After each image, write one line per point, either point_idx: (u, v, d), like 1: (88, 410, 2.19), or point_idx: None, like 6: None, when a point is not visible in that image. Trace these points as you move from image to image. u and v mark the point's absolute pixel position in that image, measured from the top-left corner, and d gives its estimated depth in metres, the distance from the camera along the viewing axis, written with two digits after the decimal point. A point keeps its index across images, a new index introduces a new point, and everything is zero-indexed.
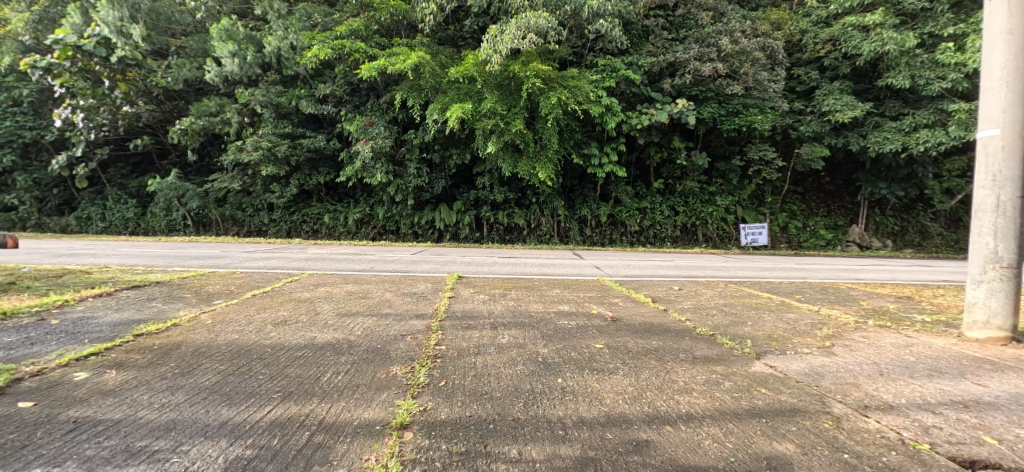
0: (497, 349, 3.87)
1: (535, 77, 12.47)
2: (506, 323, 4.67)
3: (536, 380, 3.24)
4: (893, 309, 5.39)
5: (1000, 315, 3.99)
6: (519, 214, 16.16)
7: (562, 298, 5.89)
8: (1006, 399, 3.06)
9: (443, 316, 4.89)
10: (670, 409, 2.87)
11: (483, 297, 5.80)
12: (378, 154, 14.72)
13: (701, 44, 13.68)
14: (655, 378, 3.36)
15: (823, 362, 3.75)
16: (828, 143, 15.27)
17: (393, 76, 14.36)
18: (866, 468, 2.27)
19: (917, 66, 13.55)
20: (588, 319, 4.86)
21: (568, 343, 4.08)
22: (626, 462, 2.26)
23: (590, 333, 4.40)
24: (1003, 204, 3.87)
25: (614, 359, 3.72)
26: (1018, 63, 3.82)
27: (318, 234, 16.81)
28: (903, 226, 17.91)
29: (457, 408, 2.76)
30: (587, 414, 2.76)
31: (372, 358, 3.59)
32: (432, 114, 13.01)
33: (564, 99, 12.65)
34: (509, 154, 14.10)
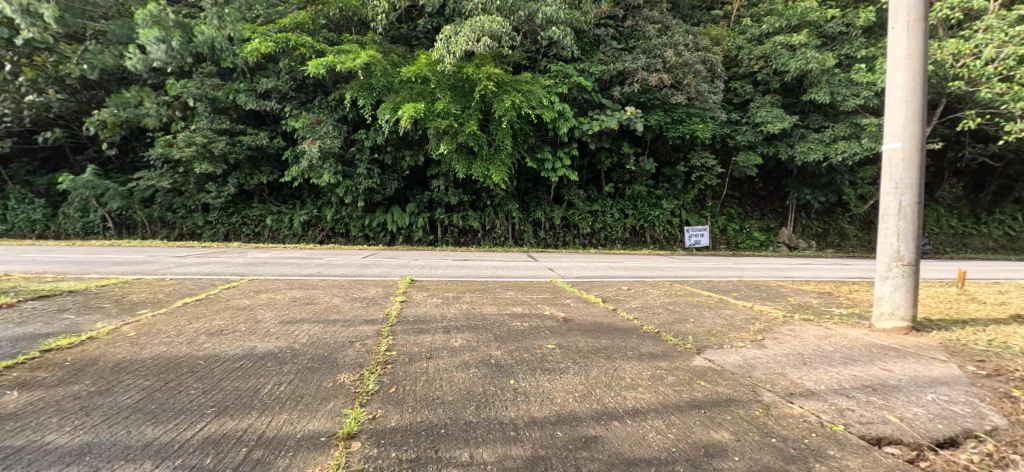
0: (449, 353, 3.94)
1: (488, 80, 12.62)
2: (458, 326, 4.73)
3: (488, 383, 3.34)
4: (817, 304, 5.92)
5: (903, 307, 4.48)
6: (473, 216, 16.22)
7: (514, 299, 6.04)
8: (907, 382, 3.48)
9: (394, 321, 4.88)
10: (618, 404, 3.06)
11: (437, 301, 5.84)
12: (326, 153, 14.33)
13: (648, 54, 14.36)
14: (604, 375, 3.55)
15: (754, 355, 4.09)
16: (761, 152, 16.36)
17: (342, 74, 14.09)
18: (792, 452, 2.55)
19: (835, 83, 14.76)
20: (541, 320, 5.02)
21: (521, 344, 4.22)
22: (576, 458, 2.40)
23: (543, 333, 4.56)
24: (904, 209, 4.35)
25: (565, 358, 3.88)
26: (916, 85, 4.31)
27: (260, 237, 16.21)
28: (825, 228, 19.47)
29: (408, 415, 2.82)
30: (538, 414, 2.89)
31: (318, 366, 3.57)
32: (384, 113, 12.83)
33: (517, 102, 12.84)
34: (463, 156, 14.09)
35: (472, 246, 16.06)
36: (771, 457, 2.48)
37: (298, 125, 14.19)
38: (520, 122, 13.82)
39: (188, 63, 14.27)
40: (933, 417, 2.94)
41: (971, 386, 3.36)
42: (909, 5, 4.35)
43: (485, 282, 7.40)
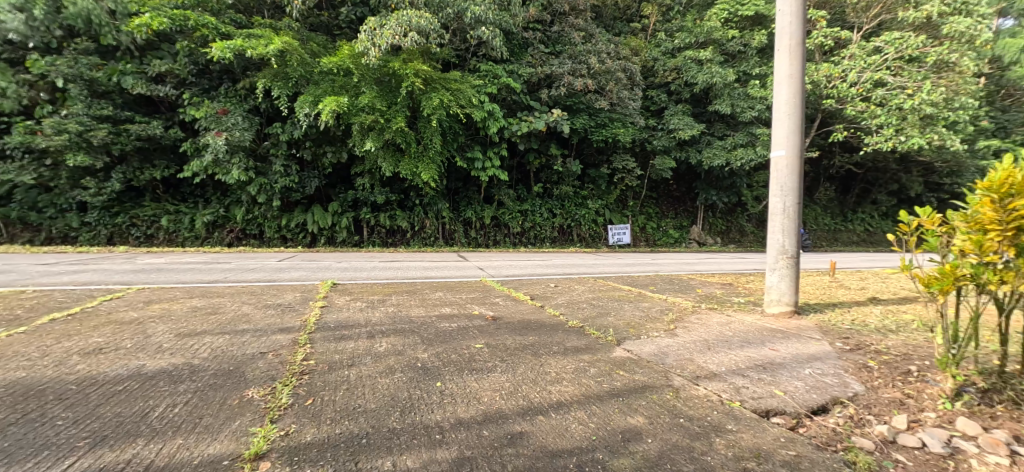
0: (372, 358, 3.92)
1: (416, 76, 12.49)
2: (384, 330, 4.71)
3: (414, 387, 3.36)
4: (720, 294, 6.60)
5: (787, 294, 5.16)
6: (402, 216, 15.92)
7: (443, 300, 6.12)
8: (790, 359, 4.03)
9: (313, 328, 4.75)
10: (543, 399, 3.26)
11: (360, 305, 5.74)
12: (236, 147, 13.41)
13: (573, 60, 14.94)
14: (530, 371, 3.73)
15: (667, 343, 4.51)
16: (675, 156, 17.64)
17: (254, 60, 13.28)
18: (696, 430, 2.92)
19: (736, 97, 16.26)
20: (470, 320, 5.12)
21: (448, 345, 4.28)
22: (502, 456, 2.55)
23: (472, 333, 4.65)
24: (788, 209, 5.01)
25: (492, 357, 4.00)
26: (796, 100, 4.97)
27: (153, 240, 14.57)
28: (728, 226, 21.44)
29: (325, 427, 2.76)
30: (464, 415, 2.98)
31: (223, 382, 3.37)
32: (303, 106, 12.24)
33: (446, 101, 12.85)
34: (390, 154, 13.80)
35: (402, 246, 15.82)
36: (679, 436, 2.83)
37: (199, 115, 12.99)
38: (449, 121, 13.79)
39: (57, 36, 13.09)
40: (809, 388, 3.46)
41: (839, 359, 3.98)
42: (790, 31, 5.01)
43: (413, 283, 7.40)
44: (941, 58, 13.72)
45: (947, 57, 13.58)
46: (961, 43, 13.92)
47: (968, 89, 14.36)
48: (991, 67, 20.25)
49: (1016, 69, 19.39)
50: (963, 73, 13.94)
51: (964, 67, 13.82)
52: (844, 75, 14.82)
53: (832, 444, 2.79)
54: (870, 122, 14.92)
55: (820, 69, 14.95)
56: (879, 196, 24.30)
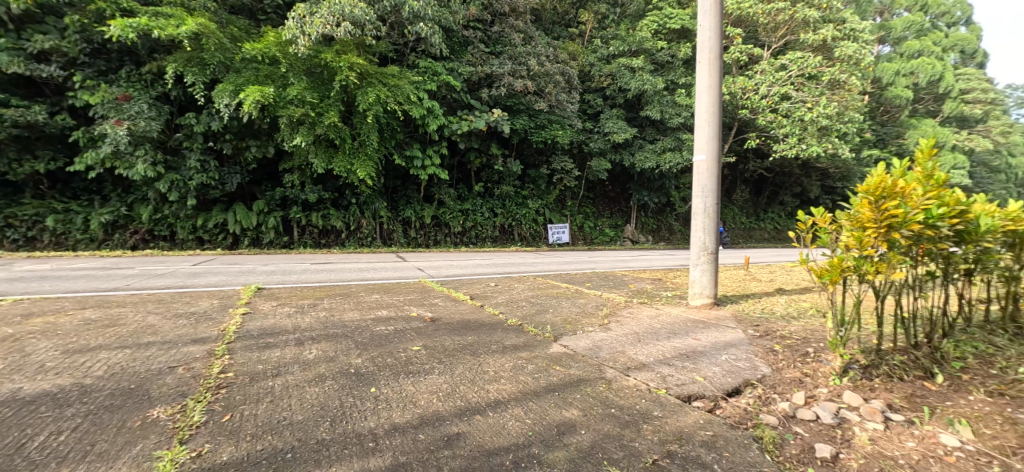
0: (301, 366, 3.68)
1: (350, 70, 12.09)
2: (314, 336, 4.43)
3: (346, 394, 3.23)
4: (651, 288, 7.00)
5: (708, 287, 5.58)
6: (336, 216, 15.34)
7: (380, 302, 6.00)
8: (710, 347, 4.37)
9: (234, 337, 4.32)
10: (481, 398, 3.33)
11: (288, 311, 5.41)
12: (139, 138, 12.28)
13: (514, 60, 15.10)
14: (468, 371, 3.76)
15: (601, 337, 4.74)
16: (610, 158, 18.37)
17: (164, 43, 12.24)
18: (626, 418, 3.11)
19: (665, 104, 17.29)
20: (407, 322, 5.03)
21: (384, 349, 4.13)
22: (438, 458, 2.58)
23: (408, 335, 4.55)
24: (707, 209, 5.42)
25: (430, 359, 3.96)
26: (714, 109, 5.38)
27: (36, 243, 12.63)
28: (659, 225, 22.62)
29: (245, 444, 2.59)
30: (399, 420, 2.95)
31: (121, 403, 3.00)
32: (223, 96, 11.48)
33: (383, 97, 12.59)
34: (323, 150, 13.23)
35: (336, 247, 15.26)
36: (610, 426, 3.01)
37: (93, 101, 11.76)
38: (386, 117, 13.45)
39: None
40: (725, 373, 3.79)
41: (750, 345, 4.37)
42: (710, 45, 5.41)
43: (348, 286, 7.21)
44: (834, 77, 15.43)
45: (840, 77, 15.23)
46: (849, 65, 15.66)
47: (854, 105, 16.32)
48: (873, 86, 22.99)
49: (892, 88, 22.08)
50: (850, 91, 15.78)
51: (852, 85, 15.64)
52: (756, 87, 16.15)
53: (743, 422, 3.10)
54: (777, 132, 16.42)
55: (736, 82, 16.22)
56: (786, 197, 26.70)
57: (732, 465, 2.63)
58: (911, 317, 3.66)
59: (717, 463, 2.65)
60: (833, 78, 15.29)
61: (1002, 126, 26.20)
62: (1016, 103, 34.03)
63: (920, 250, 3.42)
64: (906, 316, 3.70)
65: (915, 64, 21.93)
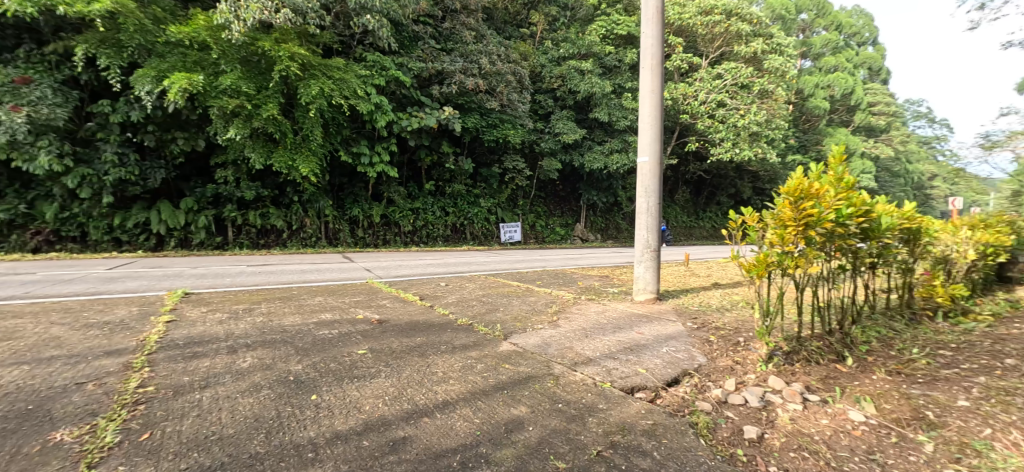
0: (233, 376, 3.49)
1: (291, 60, 11.49)
2: (249, 343, 4.21)
3: (283, 403, 3.10)
4: (599, 285, 7.18)
5: (650, 282, 5.80)
6: (276, 214, 14.53)
7: (324, 305, 5.78)
8: (654, 340, 4.54)
9: (155, 347, 4.02)
10: (429, 400, 3.29)
11: (220, 317, 5.10)
12: (40, 127, 10.94)
13: (465, 58, 15.05)
14: (416, 373, 3.70)
15: (550, 334, 4.80)
16: (561, 159, 18.68)
17: (73, 20, 11.02)
18: (572, 413, 3.17)
19: (613, 106, 17.84)
20: (353, 325, 4.88)
21: (327, 354, 4.00)
22: (384, 463, 2.53)
23: (354, 339, 4.42)
24: (649, 208, 5.63)
25: (376, 362, 3.87)
26: (656, 112, 5.60)
27: None
28: (607, 223, 23.28)
29: (168, 463, 2.42)
30: (342, 427, 2.86)
31: (16, 427, 2.70)
32: (142, 82, 10.57)
33: (328, 90, 12.09)
34: (260, 144, 12.50)
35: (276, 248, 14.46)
36: (557, 421, 3.06)
37: None
38: (331, 111, 12.93)
39: None
40: (665, 364, 3.95)
41: (689, 337, 4.59)
42: (651, 52, 5.62)
43: (288, 289, 6.90)
44: (762, 87, 16.66)
45: (768, 87, 16.56)
46: (776, 77, 16.98)
47: (780, 114, 17.65)
48: (797, 98, 24.30)
49: (812, 99, 23.65)
50: (777, 101, 17.08)
51: (778, 95, 16.93)
52: (695, 94, 16.94)
53: (681, 410, 3.25)
54: (713, 136, 17.33)
55: (677, 88, 16.83)
56: (723, 197, 28.26)
57: (671, 452, 2.76)
58: (827, 306, 3.99)
59: (656, 451, 2.76)
60: (762, 88, 16.44)
61: (902, 135, 29.25)
62: (913, 115, 37.93)
63: (834, 245, 3.68)
64: (822, 304, 4.05)
65: (832, 78, 24.11)
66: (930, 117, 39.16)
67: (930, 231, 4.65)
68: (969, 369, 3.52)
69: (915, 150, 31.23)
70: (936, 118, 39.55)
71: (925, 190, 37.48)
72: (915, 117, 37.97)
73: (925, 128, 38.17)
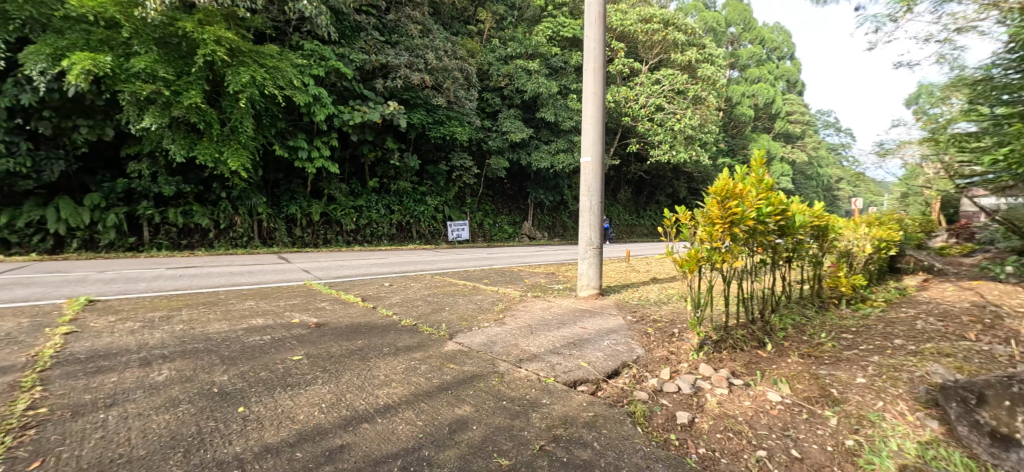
0: (146, 391, 3.22)
1: (218, 45, 10.61)
2: (167, 354, 3.90)
3: (205, 418, 2.90)
4: (544, 282, 7.28)
5: (593, 279, 5.95)
6: (200, 212, 13.11)
7: (255, 310, 5.45)
8: (596, 334, 4.67)
9: (50, 363, 3.63)
10: (369, 405, 3.19)
11: (134, 326, 4.70)
12: None
13: (411, 52, 14.78)
14: (355, 378, 3.58)
15: (496, 332, 4.81)
16: (508, 157, 18.77)
17: None
18: (516, 409, 3.19)
19: (559, 107, 18.14)
20: (288, 330, 4.65)
21: (258, 362, 3.78)
22: None
23: (289, 344, 4.22)
24: (592, 206, 5.76)
25: (312, 368, 3.71)
26: (598, 114, 5.74)
27: None
28: (554, 221, 23.69)
29: None
30: (273, 439, 2.72)
31: None
32: (36, 60, 9.37)
33: (260, 78, 11.32)
34: (181, 134, 11.45)
35: (200, 249, 13.04)
36: (501, 418, 3.07)
37: None
38: (264, 102, 12.15)
39: None
40: (606, 357, 4.06)
41: (629, 330, 4.75)
42: (594, 55, 5.74)
43: (215, 293, 6.46)
44: (696, 94, 17.59)
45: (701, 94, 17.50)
46: (708, 85, 18.05)
47: (712, 120, 18.71)
48: (726, 105, 25.96)
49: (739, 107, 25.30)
50: (709, 107, 18.14)
51: (710, 102, 18.00)
52: (636, 98, 17.54)
53: (620, 402, 3.36)
54: (653, 139, 18.04)
55: (620, 91, 17.28)
56: (662, 197, 29.55)
57: (610, 441, 2.85)
58: (751, 298, 4.27)
59: (597, 442, 2.84)
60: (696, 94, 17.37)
61: (814, 142, 32.01)
62: (824, 124, 41.60)
63: (755, 242, 4.00)
64: (747, 297, 4.32)
65: (756, 88, 25.90)
66: (837, 125, 43.18)
67: (835, 227, 5.15)
68: (866, 349, 3.95)
69: (826, 155, 34.30)
70: (842, 127, 43.66)
71: (832, 191, 41.32)
72: (825, 125, 41.66)
73: (833, 135, 42.05)
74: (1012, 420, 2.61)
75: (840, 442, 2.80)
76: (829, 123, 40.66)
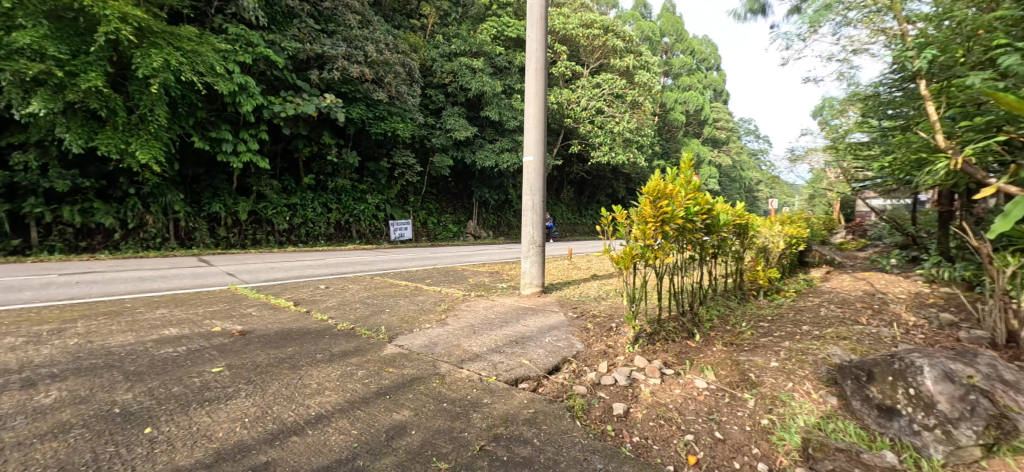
0: (29, 417, 2.86)
1: (124, 23, 9.46)
2: (58, 372, 3.50)
3: (104, 442, 2.63)
4: (488, 281, 7.26)
5: (535, 277, 5.99)
6: (102, 211, 11.66)
7: (170, 319, 5.00)
8: (538, 331, 4.71)
9: None
10: (298, 416, 3.02)
11: (19, 341, 4.18)
12: None
13: (349, 43, 14.30)
14: (284, 388, 3.38)
15: (438, 333, 4.73)
16: (452, 155, 18.57)
17: None
18: (457, 410, 3.14)
19: (503, 106, 18.12)
20: (209, 339, 4.34)
21: (171, 376, 3.48)
22: None
23: (209, 355, 3.93)
24: (534, 205, 5.80)
25: (234, 380, 3.46)
26: (541, 114, 5.78)
27: None
28: (498, 221, 23.76)
29: None
30: (187, 461, 2.52)
31: None
32: None
33: (176, 63, 10.20)
34: (77, 122, 10.09)
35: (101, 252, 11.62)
36: (441, 421, 3.01)
37: None
38: (180, 89, 11.05)
39: None
40: (547, 353, 4.10)
41: (569, 326, 4.83)
42: (536, 56, 5.77)
43: (122, 301, 5.88)
44: (634, 98, 18.35)
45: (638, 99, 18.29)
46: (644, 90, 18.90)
47: (648, 124, 19.55)
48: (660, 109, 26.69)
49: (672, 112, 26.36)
50: (645, 111, 19.02)
51: (646, 107, 18.84)
52: (577, 100, 17.86)
53: (560, 397, 3.40)
54: (594, 140, 18.51)
55: (562, 93, 17.47)
56: (603, 197, 30.47)
57: (550, 436, 2.88)
58: (682, 292, 4.48)
59: (537, 438, 2.86)
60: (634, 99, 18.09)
61: (738, 147, 34.35)
62: (746, 131, 44.75)
63: (685, 239, 4.21)
64: (679, 292, 4.52)
65: (687, 95, 27.42)
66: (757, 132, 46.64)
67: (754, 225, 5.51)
68: (779, 335, 4.25)
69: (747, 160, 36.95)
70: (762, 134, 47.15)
71: (753, 192, 44.57)
72: (747, 133, 44.85)
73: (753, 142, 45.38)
74: (893, 393, 2.88)
75: (756, 422, 3.01)
76: (750, 130, 43.83)
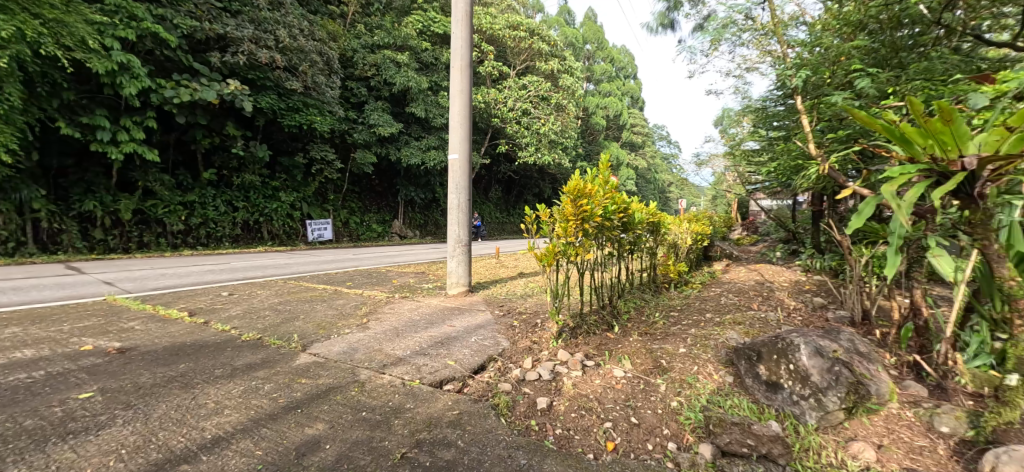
0: None
1: None
2: None
3: None
4: (413, 282, 7.07)
5: (461, 276, 5.91)
6: None
7: (21, 340, 4.28)
8: (464, 331, 4.64)
9: None
10: (190, 441, 2.72)
11: None
12: None
13: (257, 25, 13.29)
14: (174, 411, 3.03)
15: (358, 338, 4.50)
16: (376, 152, 17.91)
17: None
18: (377, 418, 3.00)
19: (429, 103, 17.86)
20: (76, 360, 3.79)
21: (24, 408, 3.00)
22: None
23: (75, 379, 3.42)
24: (459, 204, 5.72)
25: (109, 407, 3.04)
26: (465, 113, 5.71)
27: None
28: (425, 220, 23.34)
29: None
30: None
31: None
32: None
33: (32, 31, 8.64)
34: None
35: None
36: (360, 431, 2.85)
37: None
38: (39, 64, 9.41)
39: None
40: (473, 353, 4.04)
41: (495, 324, 4.81)
42: (461, 53, 5.69)
43: None
44: (558, 101, 18.93)
45: (562, 102, 18.93)
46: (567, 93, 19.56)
47: (571, 126, 20.20)
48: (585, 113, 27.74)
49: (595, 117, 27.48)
50: (568, 114, 19.71)
51: (569, 110, 19.46)
52: (504, 100, 17.86)
53: (484, 396, 3.36)
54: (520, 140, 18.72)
55: (489, 92, 17.39)
56: (529, 197, 31.00)
57: (474, 436, 2.84)
58: (601, 286, 4.62)
59: (460, 440, 2.80)
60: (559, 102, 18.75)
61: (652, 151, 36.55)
62: (660, 137, 47.77)
63: (603, 236, 4.35)
64: (598, 287, 4.64)
65: (607, 100, 28.69)
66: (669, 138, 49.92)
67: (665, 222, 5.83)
68: (686, 323, 4.52)
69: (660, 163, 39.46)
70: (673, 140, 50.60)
71: (666, 194, 47.68)
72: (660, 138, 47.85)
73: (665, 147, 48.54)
74: (778, 370, 3.12)
75: (667, 405, 3.18)
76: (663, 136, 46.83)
